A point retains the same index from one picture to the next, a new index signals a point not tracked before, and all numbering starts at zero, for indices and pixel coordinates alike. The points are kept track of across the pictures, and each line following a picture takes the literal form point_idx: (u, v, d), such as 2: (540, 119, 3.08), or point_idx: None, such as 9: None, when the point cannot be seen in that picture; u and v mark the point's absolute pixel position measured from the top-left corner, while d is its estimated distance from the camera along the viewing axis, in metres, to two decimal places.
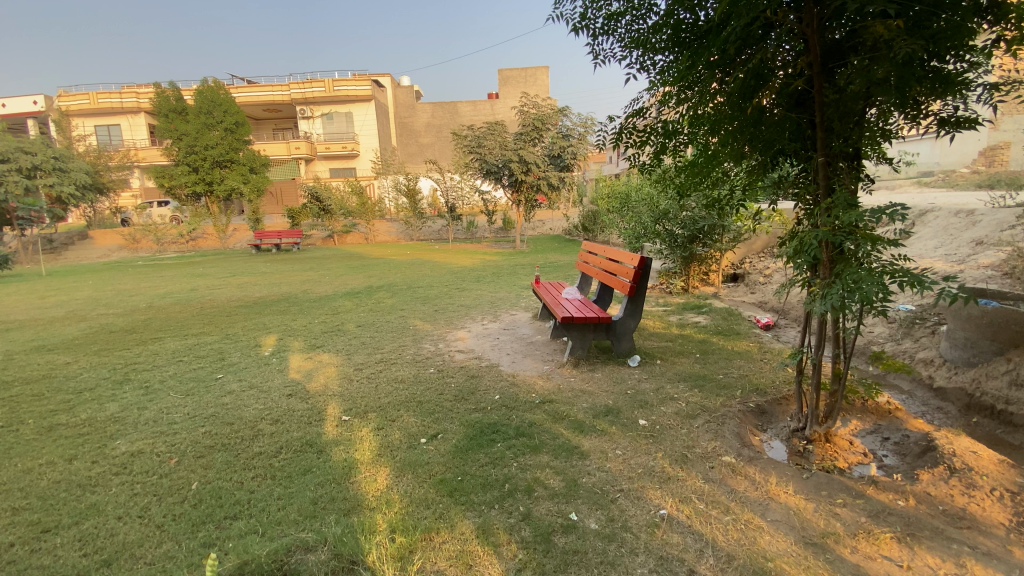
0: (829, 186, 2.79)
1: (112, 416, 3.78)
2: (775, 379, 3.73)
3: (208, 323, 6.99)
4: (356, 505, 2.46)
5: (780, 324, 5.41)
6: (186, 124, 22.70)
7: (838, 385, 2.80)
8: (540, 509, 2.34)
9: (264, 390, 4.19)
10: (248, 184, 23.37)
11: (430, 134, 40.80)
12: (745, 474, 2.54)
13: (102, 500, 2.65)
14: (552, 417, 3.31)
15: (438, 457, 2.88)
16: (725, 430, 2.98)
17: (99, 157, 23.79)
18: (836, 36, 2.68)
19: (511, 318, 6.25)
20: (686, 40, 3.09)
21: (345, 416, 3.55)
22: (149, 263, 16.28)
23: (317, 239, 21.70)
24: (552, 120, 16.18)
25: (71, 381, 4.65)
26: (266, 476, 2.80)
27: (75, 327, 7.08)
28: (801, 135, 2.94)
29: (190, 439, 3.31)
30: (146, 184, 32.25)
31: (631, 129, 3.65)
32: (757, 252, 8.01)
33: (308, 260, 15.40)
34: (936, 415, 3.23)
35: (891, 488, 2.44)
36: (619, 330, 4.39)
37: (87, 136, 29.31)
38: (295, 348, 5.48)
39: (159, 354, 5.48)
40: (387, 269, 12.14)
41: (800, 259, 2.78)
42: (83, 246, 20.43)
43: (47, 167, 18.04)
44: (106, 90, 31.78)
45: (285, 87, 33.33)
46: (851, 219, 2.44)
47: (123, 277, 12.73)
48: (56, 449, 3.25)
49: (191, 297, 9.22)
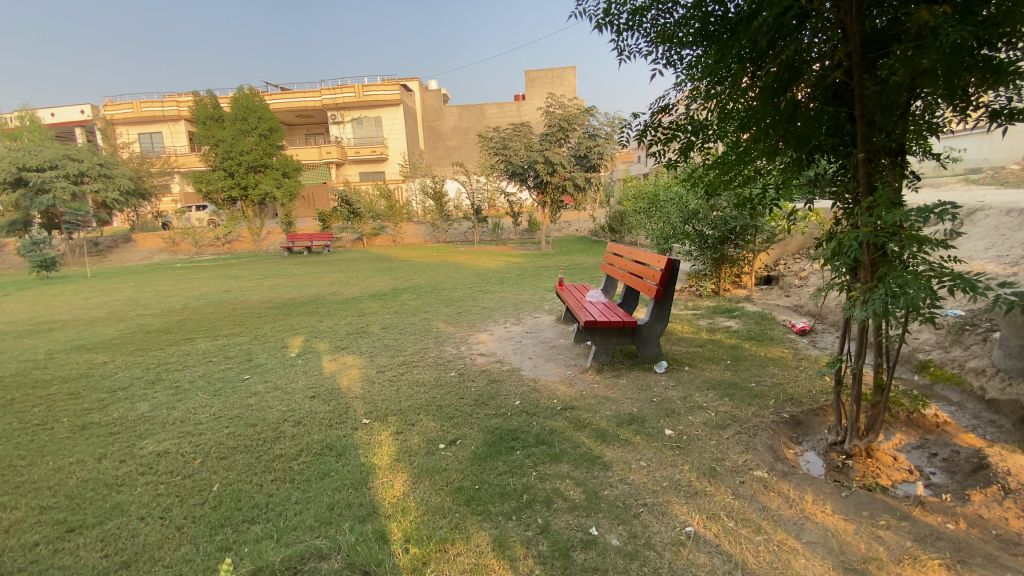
0: (869, 184, 2.63)
1: (143, 415, 3.86)
2: (811, 389, 3.52)
3: (238, 324, 7.15)
4: (371, 511, 2.42)
5: (817, 329, 5.15)
6: (223, 131, 23.50)
7: (880, 397, 2.62)
8: (559, 522, 2.25)
9: (288, 391, 4.23)
10: (281, 188, 23.97)
11: (457, 137, 41.07)
12: (778, 491, 2.39)
13: (127, 501, 2.69)
14: (573, 425, 3.21)
15: (456, 464, 2.82)
16: (757, 442, 2.83)
17: (142, 164, 24.81)
18: (877, 25, 2.55)
19: (535, 321, 6.17)
20: (715, 33, 2.99)
21: (366, 419, 3.53)
22: (187, 265, 16.83)
23: (346, 241, 22.04)
24: (578, 119, 16.01)
25: (106, 381, 4.80)
26: (284, 479, 2.79)
27: (114, 327, 7.34)
28: (840, 130, 2.79)
29: (214, 440, 3.35)
30: (185, 189, 33.50)
31: (656, 126, 3.52)
32: (792, 253, 7.65)
33: (337, 262, 15.66)
34: (989, 429, 2.98)
35: (939, 509, 2.25)
36: (645, 335, 4.25)
37: (131, 144, 30.59)
38: (321, 350, 5.53)
39: (190, 355, 5.61)
40: (412, 272, 12.21)
41: (839, 261, 2.62)
42: (126, 249, 21.29)
43: (93, 173, 18.83)
44: (150, 99, 33.18)
45: (317, 93, 34.14)
46: (895, 219, 2.28)
47: (161, 279, 13.19)
48: (87, 448, 3.34)
49: (224, 299, 9.46)
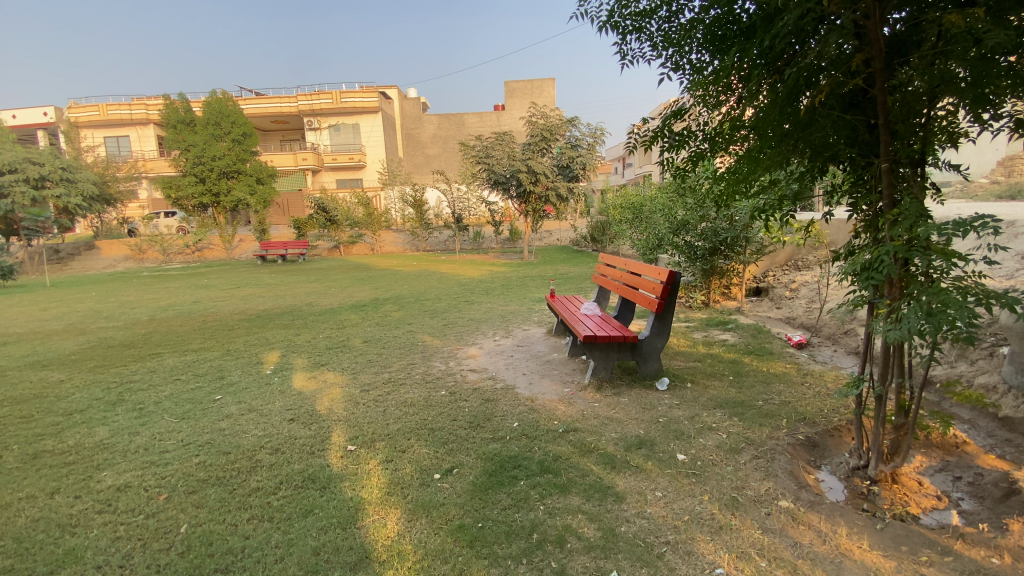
0: (893, 195, 2.49)
1: (102, 442, 3.49)
2: (823, 407, 3.38)
3: (209, 337, 6.74)
4: (363, 557, 2.16)
5: (813, 343, 5.07)
6: (193, 135, 22.76)
7: (907, 419, 2.47)
8: (575, 566, 2.04)
9: (264, 413, 3.90)
10: (254, 196, 23.34)
11: (436, 145, 40.81)
12: (808, 523, 2.22)
13: (82, 545, 2.37)
14: (578, 450, 2.99)
15: (455, 497, 2.57)
16: (777, 468, 2.66)
17: (107, 168, 23.82)
18: (898, 30, 2.45)
19: (525, 334, 5.95)
20: (726, 37, 2.85)
21: (350, 446, 3.24)
22: (154, 274, 16.16)
23: (322, 250, 21.47)
24: (560, 129, 15.98)
25: (62, 402, 4.38)
26: (262, 518, 2.50)
27: (73, 341, 6.82)
28: (858, 140, 2.65)
29: (182, 472, 3.02)
30: (153, 195, 32.35)
31: (667, 132, 3.36)
32: (780, 265, 7.64)
33: (313, 271, 15.20)
34: (1007, 449, 2.83)
35: (980, 541, 2.09)
36: (646, 350, 4.08)
37: (95, 147, 29.42)
38: (298, 366, 5.20)
39: (156, 372, 5.21)
40: (393, 281, 11.88)
41: (864, 278, 2.47)
42: (89, 256, 20.31)
43: (55, 178, 17.97)
44: (117, 102, 32.11)
45: (293, 99, 33.58)
46: (928, 232, 2.15)
47: (126, 288, 12.57)
48: (37, 481, 2.97)
49: (194, 309, 8.99)
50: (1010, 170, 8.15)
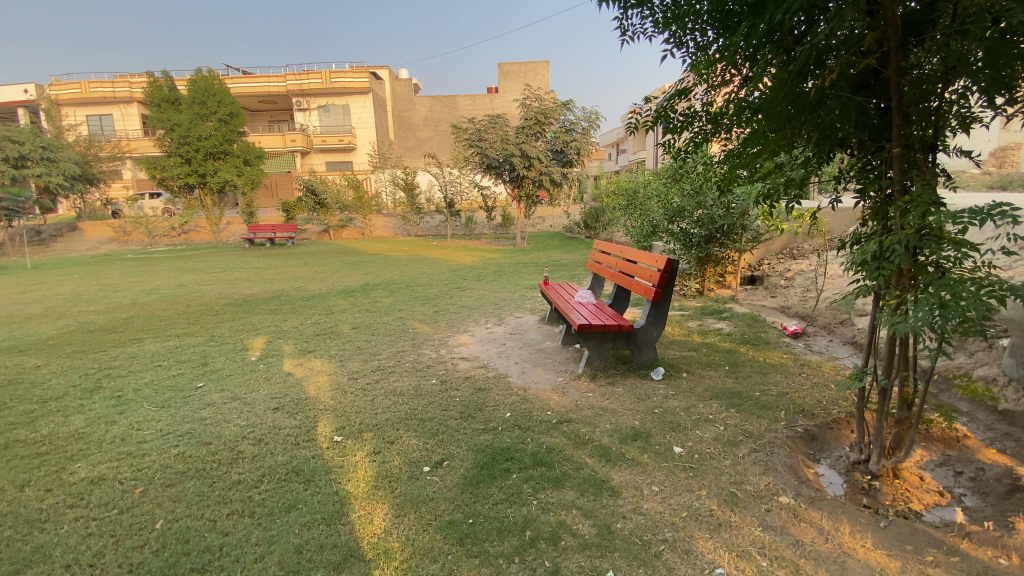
0: (904, 180, 2.38)
1: (76, 432, 3.35)
2: (821, 399, 3.33)
3: (193, 323, 6.56)
4: (347, 556, 2.06)
5: (808, 332, 5.04)
6: (178, 114, 22.15)
7: (909, 413, 2.39)
8: (570, 565, 1.96)
9: (248, 402, 3.76)
10: (242, 177, 22.83)
11: (428, 128, 40.18)
12: (809, 521, 2.16)
13: (50, 542, 2.25)
14: (572, 441, 2.91)
15: (445, 491, 2.48)
16: (777, 462, 2.59)
17: (90, 147, 23.20)
18: (913, 8, 2.30)
19: (518, 322, 5.84)
20: (732, 14, 2.71)
21: (337, 437, 3.13)
22: (140, 256, 15.83)
23: (312, 233, 21.11)
24: (555, 113, 15.68)
25: (37, 389, 4.22)
26: (243, 513, 2.39)
27: (52, 325, 6.64)
28: (868, 124, 2.52)
29: (160, 464, 2.90)
30: (139, 176, 31.67)
31: (671, 112, 3.21)
32: (775, 254, 7.57)
33: (301, 255, 14.94)
34: (1008, 443, 2.79)
35: (986, 540, 2.03)
36: (641, 339, 3.99)
37: (78, 126, 28.66)
38: (285, 353, 5.07)
39: (136, 358, 5.04)
40: (383, 266, 11.71)
41: (872, 268, 2.36)
42: (71, 237, 19.86)
43: (36, 157, 17.50)
44: (99, 80, 31.22)
45: (282, 78, 32.86)
46: (940, 221, 2.04)
47: (109, 271, 12.28)
48: (7, 473, 2.84)
49: (179, 293, 8.78)
50: (1005, 163, 8.05)
